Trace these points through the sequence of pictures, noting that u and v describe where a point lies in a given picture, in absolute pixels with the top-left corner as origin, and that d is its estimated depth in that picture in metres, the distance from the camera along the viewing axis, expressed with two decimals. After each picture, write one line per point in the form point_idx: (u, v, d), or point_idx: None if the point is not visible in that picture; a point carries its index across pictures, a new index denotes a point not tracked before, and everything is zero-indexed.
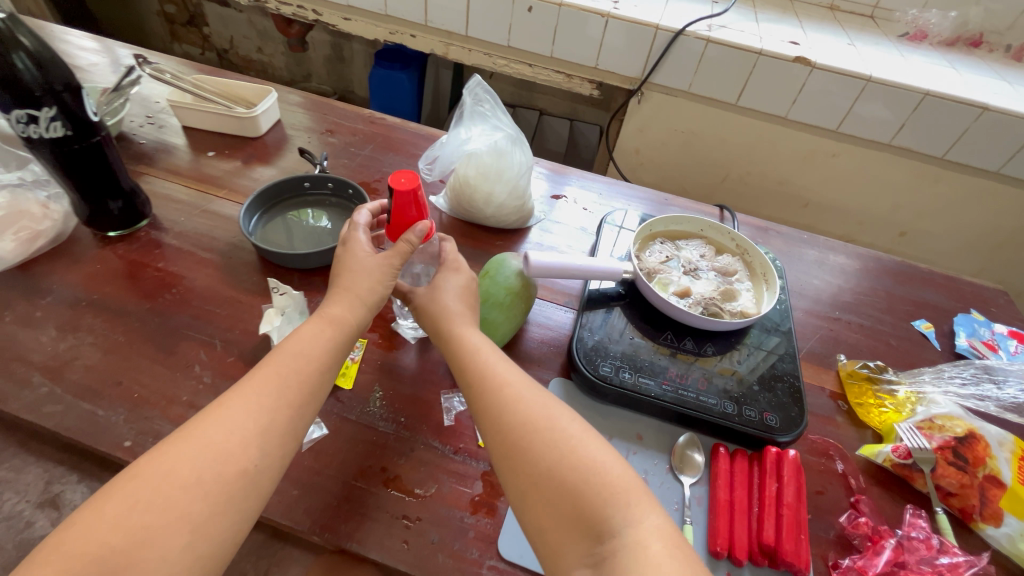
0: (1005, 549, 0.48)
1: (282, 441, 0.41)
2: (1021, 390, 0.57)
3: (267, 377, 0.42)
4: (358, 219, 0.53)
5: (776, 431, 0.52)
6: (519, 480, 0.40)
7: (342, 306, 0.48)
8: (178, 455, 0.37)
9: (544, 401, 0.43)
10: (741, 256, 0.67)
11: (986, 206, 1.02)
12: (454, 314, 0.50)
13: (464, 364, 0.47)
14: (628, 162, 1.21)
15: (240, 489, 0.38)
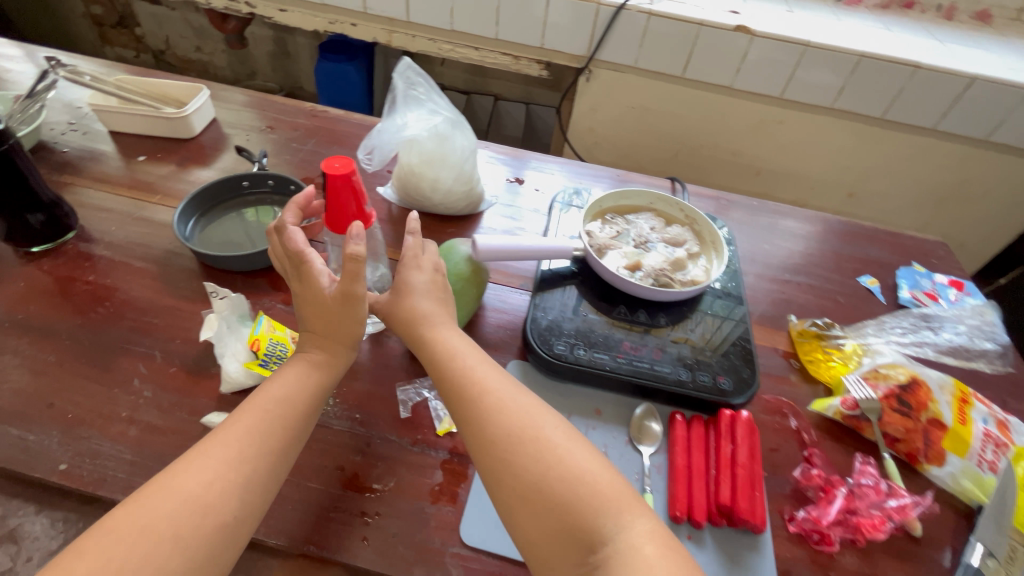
0: (949, 487, 0.51)
1: (264, 490, 0.40)
2: (955, 334, 0.63)
3: (249, 424, 0.42)
4: (297, 244, 0.47)
5: (730, 394, 0.53)
6: (505, 491, 0.40)
7: (322, 349, 0.48)
8: (156, 508, 0.36)
9: (527, 410, 0.43)
10: (691, 227, 0.67)
11: (928, 163, 1.05)
12: (425, 317, 0.49)
13: (442, 368, 0.46)
14: (583, 142, 1.20)
15: (219, 542, 0.37)
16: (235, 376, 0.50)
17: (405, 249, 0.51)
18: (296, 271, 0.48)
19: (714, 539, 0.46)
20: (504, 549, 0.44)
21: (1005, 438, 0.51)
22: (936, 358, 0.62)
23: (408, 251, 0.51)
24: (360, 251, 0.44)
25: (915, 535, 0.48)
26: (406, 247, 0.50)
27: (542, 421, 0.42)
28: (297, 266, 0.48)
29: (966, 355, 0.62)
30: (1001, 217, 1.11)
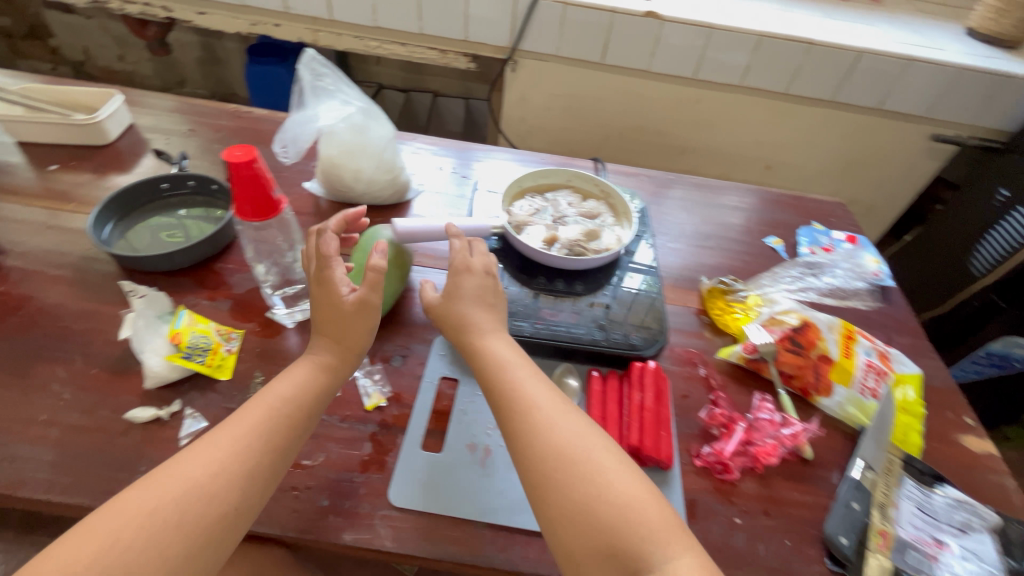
0: (837, 414, 0.57)
1: (265, 483, 0.42)
2: (832, 279, 0.71)
3: (256, 423, 0.44)
4: (327, 249, 0.52)
5: (640, 347, 0.58)
6: (548, 508, 0.40)
7: (332, 352, 0.50)
8: (163, 494, 0.38)
9: (576, 429, 0.43)
10: (606, 201, 0.72)
11: (833, 133, 1.14)
12: (475, 332, 0.51)
13: (491, 378, 0.48)
14: (516, 131, 1.24)
15: (218, 532, 0.38)
16: (158, 370, 0.51)
17: (455, 253, 0.55)
18: (317, 274, 0.52)
19: None
20: (437, 507, 0.46)
21: (885, 366, 0.60)
22: (818, 300, 0.70)
23: (456, 257, 0.54)
24: (381, 263, 0.51)
25: (807, 458, 0.53)
26: (456, 250, 0.55)
27: (590, 444, 0.42)
28: (319, 271, 0.51)
29: (843, 295, 0.71)
30: (901, 179, 1.21)
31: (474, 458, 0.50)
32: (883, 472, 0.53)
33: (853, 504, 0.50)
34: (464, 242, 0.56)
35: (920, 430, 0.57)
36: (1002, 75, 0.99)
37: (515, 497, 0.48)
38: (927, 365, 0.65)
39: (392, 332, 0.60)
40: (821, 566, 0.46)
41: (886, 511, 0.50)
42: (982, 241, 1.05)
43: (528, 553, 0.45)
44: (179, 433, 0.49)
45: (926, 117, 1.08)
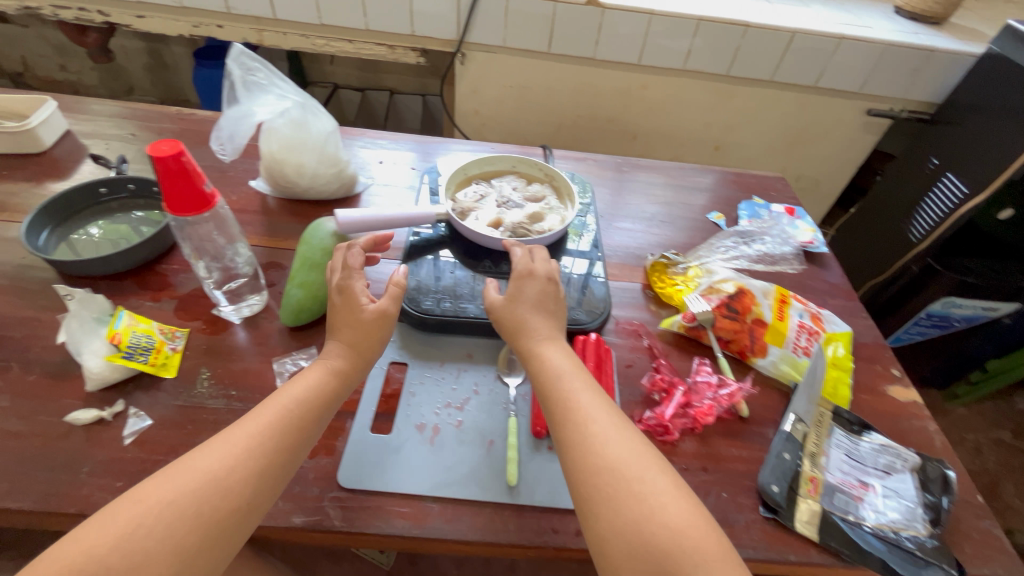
0: (772, 373, 0.60)
1: (279, 479, 0.42)
2: (762, 246, 0.75)
3: (271, 423, 0.44)
4: (351, 264, 0.54)
5: (583, 322, 0.61)
6: (598, 522, 0.40)
7: (344, 357, 0.50)
8: (181, 486, 0.39)
9: (632, 448, 0.43)
10: (551, 184, 0.74)
11: (776, 112, 1.18)
12: (531, 341, 0.51)
13: (546, 384, 0.48)
14: (470, 124, 1.25)
15: (232, 525, 0.39)
16: (98, 371, 0.50)
17: (519, 259, 0.57)
18: (339, 285, 0.53)
19: None
20: (384, 485, 0.48)
21: (817, 326, 0.63)
22: (750, 266, 0.72)
23: (522, 260, 0.56)
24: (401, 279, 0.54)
25: (743, 416, 0.56)
26: (520, 257, 0.57)
27: (645, 464, 0.42)
28: (341, 283, 0.53)
29: (772, 260, 0.74)
30: (842, 153, 1.27)
31: (423, 438, 0.51)
32: (814, 424, 0.56)
33: (784, 455, 0.53)
34: (526, 249, 0.59)
35: (849, 383, 0.60)
36: (926, 50, 1.03)
37: (465, 471, 0.49)
38: (859, 324, 0.68)
39: None
40: (756, 514, 0.49)
41: (816, 459, 0.53)
42: (920, 207, 1.08)
43: (476, 522, 0.46)
44: (123, 432, 0.49)
45: (861, 92, 1.13)
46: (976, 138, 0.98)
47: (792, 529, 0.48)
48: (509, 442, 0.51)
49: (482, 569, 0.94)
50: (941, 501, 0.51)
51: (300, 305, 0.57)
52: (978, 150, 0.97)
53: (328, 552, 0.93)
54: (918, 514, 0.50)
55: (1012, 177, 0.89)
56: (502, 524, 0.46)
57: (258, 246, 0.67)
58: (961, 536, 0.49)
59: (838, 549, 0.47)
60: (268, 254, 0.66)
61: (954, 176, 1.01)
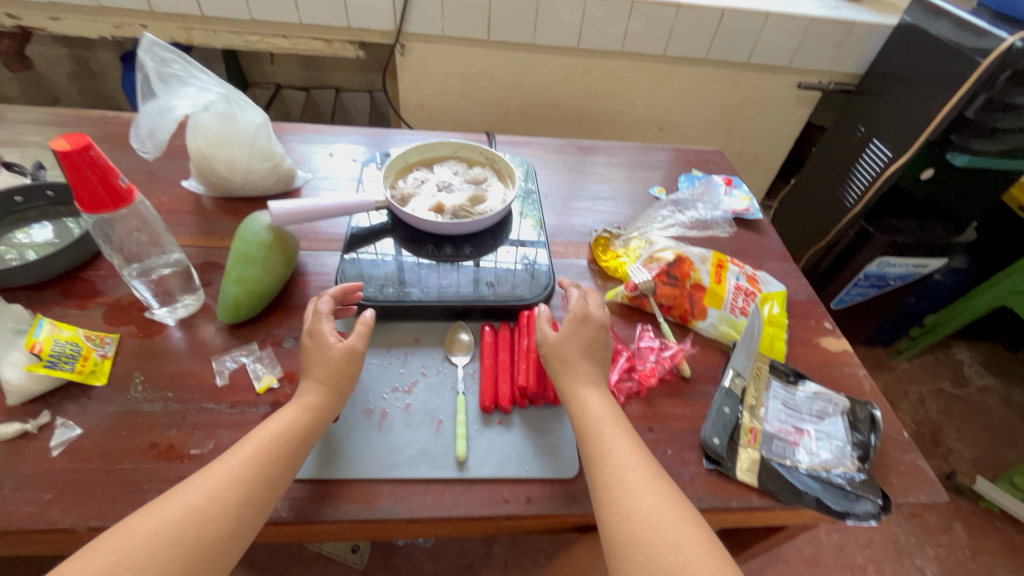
0: (712, 334, 0.63)
1: (262, 507, 0.41)
2: (696, 212, 0.77)
3: (253, 455, 0.43)
4: (321, 307, 0.52)
5: (527, 297, 0.61)
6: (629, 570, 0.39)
7: (319, 393, 0.48)
8: (165, 516, 0.38)
9: (669, 499, 0.42)
10: (492, 166, 0.74)
11: (713, 90, 1.22)
12: (569, 383, 0.50)
13: (583, 427, 0.47)
14: (417, 117, 1.25)
15: (214, 555, 0.38)
16: (18, 383, 0.48)
17: (575, 301, 0.55)
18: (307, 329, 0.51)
19: (520, 419, 0.53)
20: (331, 473, 0.47)
21: (753, 287, 0.66)
22: (685, 233, 0.75)
23: (576, 304, 0.54)
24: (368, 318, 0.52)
25: (685, 376, 0.58)
26: (577, 299, 0.55)
27: (680, 515, 0.41)
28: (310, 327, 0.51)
29: (705, 225, 0.77)
30: (779, 126, 1.32)
31: (371, 423, 0.51)
32: (752, 378, 0.58)
33: (724, 409, 0.55)
34: (582, 293, 0.57)
35: (784, 338, 0.63)
36: (847, 24, 1.08)
37: (415, 451, 0.49)
38: (794, 283, 0.71)
39: (282, 317, 0.59)
40: (700, 467, 0.51)
41: (755, 411, 0.55)
42: (852, 172, 1.14)
43: (427, 500, 0.46)
44: (50, 443, 0.47)
45: (791, 67, 1.18)
46: (897, 106, 1.04)
47: (733, 478, 0.50)
48: (457, 419, 0.52)
49: (456, 558, 0.94)
50: (870, 438, 0.54)
51: (238, 301, 0.56)
52: (898, 117, 1.03)
53: (299, 557, 0.91)
54: (847, 451, 0.53)
55: (931, 139, 0.93)
56: (453, 498, 0.47)
57: (192, 246, 0.65)
58: (889, 470, 0.53)
59: (776, 492, 0.49)
60: (203, 253, 0.65)
61: (879, 142, 1.06)
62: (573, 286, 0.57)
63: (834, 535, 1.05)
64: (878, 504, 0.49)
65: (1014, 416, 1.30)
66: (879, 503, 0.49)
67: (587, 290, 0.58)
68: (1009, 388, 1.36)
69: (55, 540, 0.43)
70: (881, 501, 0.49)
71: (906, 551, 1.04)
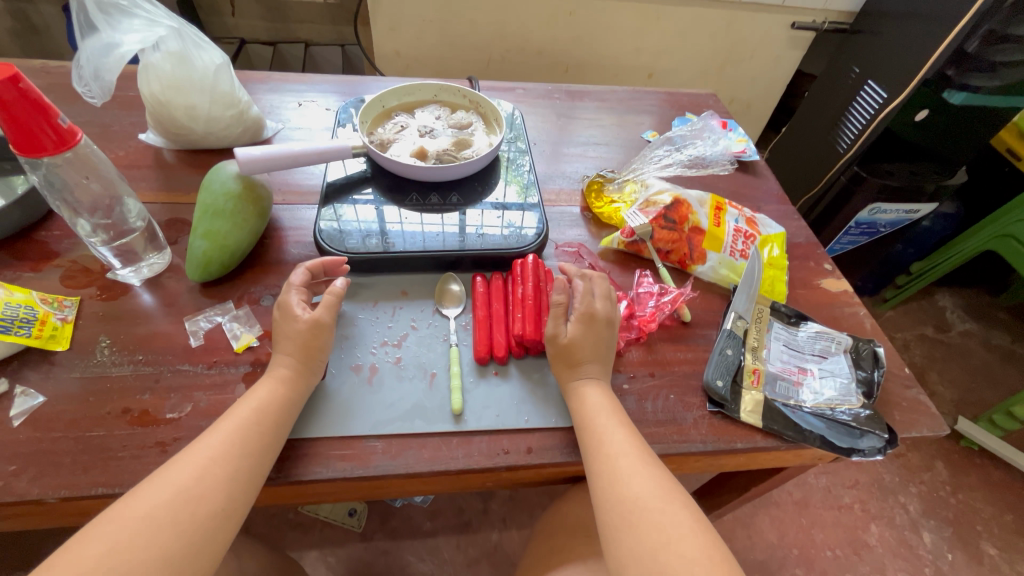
0: (712, 278, 0.61)
1: (255, 479, 0.39)
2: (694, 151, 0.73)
3: (236, 430, 0.40)
4: (292, 280, 0.49)
5: (521, 246, 0.58)
6: (619, 555, 0.39)
7: (291, 364, 0.44)
8: (154, 497, 0.36)
9: (660, 482, 0.41)
10: (476, 110, 0.70)
11: (704, 33, 1.17)
12: (570, 375, 0.47)
13: (578, 415, 0.45)
14: (394, 66, 1.18)
15: (211, 531, 0.36)
16: None
17: (582, 298, 0.50)
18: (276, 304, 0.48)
19: (517, 368, 0.51)
20: (321, 432, 0.45)
21: (753, 229, 0.63)
22: (683, 173, 0.71)
23: (582, 301, 0.49)
24: (338, 289, 0.48)
25: (686, 320, 0.56)
26: (586, 295, 0.50)
27: (668, 499, 0.40)
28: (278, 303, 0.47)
29: (704, 164, 0.73)
30: (770, 71, 1.28)
31: (360, 378, 0.48)
32: (753, 320, 0.57)
33: (727, 351, 0.53)
34: (591, 281, 0.51)
35: (785, 280, 0.61)
36: None
37: (408, 406, 0.47)
38: (793, 226, 0.69)
39: (259, 274, 0.56)
40: (703, 411, 0.50)
41: (757, 353, 0.54)
42: (846, 115, 1.10)
43: (424, 454, 0.44)
44: (10, 412, 0.43)
45: (785, 6, 1.13)
46: (893, 45, 1.00)
47: (737, 419, 0.49)
48: (452, 371, 0.49)
49: (455, 517, 0.94)
50: (873, 375, 0.53)
51: (208, 256, 0.52)
52: (896, 56, 0.99)
53: (294, 523, 0.90)
54: (852, 389, 0.52)
55: (926, 78, 0.90)
56: (451, 452, 0.45)
57: (155, 203, 0.60)
58: (892, 406, 0.52)
59: (781, 431, 0.48)
60: (166, 211, 0.60)
61: (875, 83, 1.03)
62: (578, 277, 0.52)
63: (823, 478, 1.07)
64: (883, 438, 0.48)
65: (994, 357, 1.33)
66: (885, 438, 0.48)
67: (593, 277, 0.52)
68: (989, 331, 1.38)
69: (25, 513, 0.41)
70: (887, 436, 0.48)
71: (890, 490, 1.07)
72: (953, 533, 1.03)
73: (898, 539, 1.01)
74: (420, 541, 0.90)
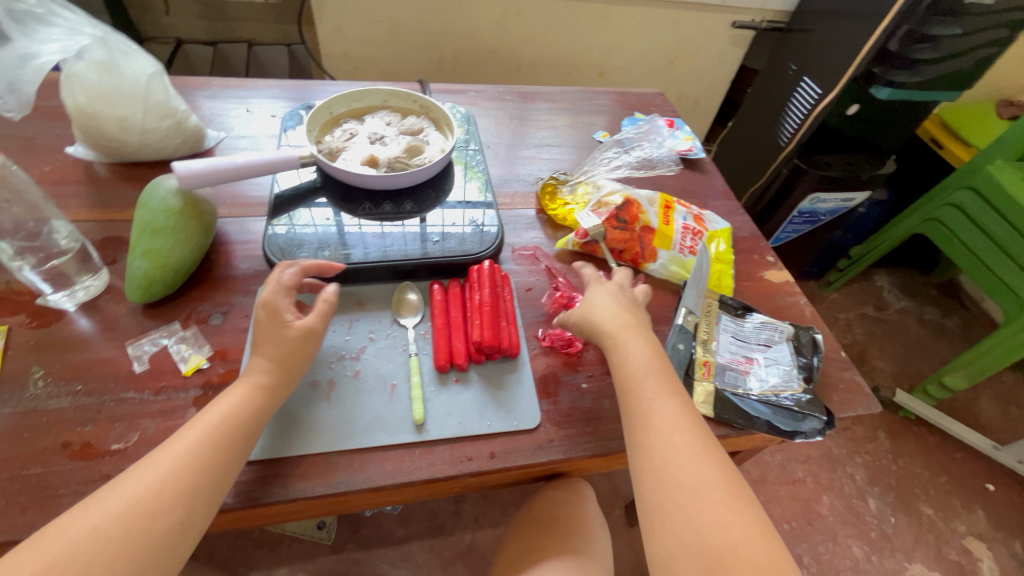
0: (663, 275, 0.63)
1: (215, 491, 0.38)
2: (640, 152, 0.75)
3: (206, 439, 0.39)
4: (285, 279, 0.47)
5: (476, 252, 0.58)
6: (670, 535, 0.38)
7: (270, 371, 0.44)
8: (109, 510, 0.34)
9: (713, 463, 0.41)
10: (427, 115, 0.69)
11: (652, 32, 1.20)
12: (618, 329, 0.49)
13: (628, 387, 0.46)
14: (342, 68, 1.15)
15: (166, 547, 0.35)
16: None
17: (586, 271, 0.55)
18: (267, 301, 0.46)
19: (478, 374, 0.51)
20: (279, 451, 0.44)
21: (700, 226, 0.66)
22: (630, 174, 0.73)
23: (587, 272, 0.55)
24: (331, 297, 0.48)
25: None
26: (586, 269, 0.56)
27: (721, 482, 0.39)
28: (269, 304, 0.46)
29: (651, 164, 0.75)
30: (714, 68, 1.33)
31: (318, 394, 0.48)
32: (703, 314, 0.59)
33: (678, 345, 0.55)
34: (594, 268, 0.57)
35: (731, 273, 0.64)
36: None
37: (368, 419, 0.47)
38: (738, 220, 0.72)
39: (206, 292, 0.54)
40: None
41: (707, 345, 0.57)
42: (786, 110, 1.15)
43: (387, 467, 0.44)
44: None
45: (725, 6, 1.17)
46: (825, 42, 1.05)
47: None
48: (412, 381, 0.49)
49: (427, 521, 0.94)
50: (813, 360, 0.57)
51: (149, 277, 0.49)
52: (828, 54, 1.04)
53: (261, 541, 0.87)
54: (794, 375, 0.55)
55: (856, 74, 0.95)
56: (414, 462, 0.45)
57: (88, 221, 0.57)
58: (830, 388, 0.56)
59: (731, 420, 0.51)
60: (99, 229, 0.56)
61: (810, 80, 1.08)
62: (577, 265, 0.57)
63: (777, 455, 1.14)
64: (823, 420, 0.51)
65: (927, 332, 1.44)
66: (824, 420, 0.51)
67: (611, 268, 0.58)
68: (922, 307, 1.49)
69: None
70: (826, 417, 0.51)
71: (839, 462, 1.15)
72: (895, 498, 1.11)
73: (847, 507, 1.08)
74: (393, 548, 0.90)
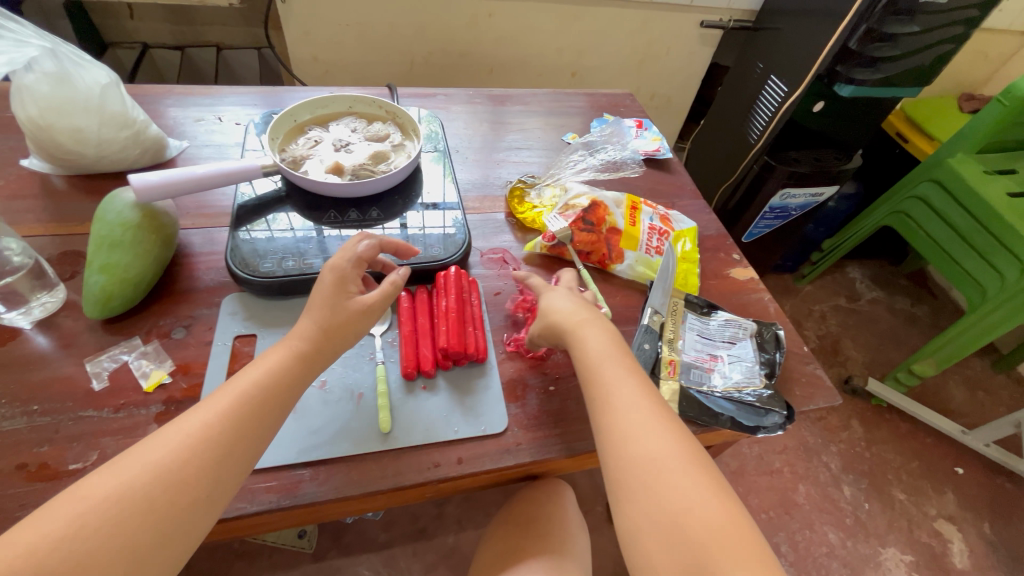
0: (631, 276, 0.64)
1: (240, 465, 0.37)
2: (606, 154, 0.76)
3: (235, 408, 0.39)
4: (359, 251, 0.49)
5: (442, 258, 0.58)
6: (633, 511, 0.39)
7: (311, 340, 0.44)
8: (134, 475, 0.34)
9: (672, 437, 0.41)
10: (394, 120, 0.69)
11: (622, 32, 1.21)
12: (570, 322, 0.50)
13: (588, 373, 0.47)
14: (312, 72, 1.14)
15: (188, 519, 0.34)
16: None
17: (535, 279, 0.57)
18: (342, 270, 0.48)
19: (444, 381, 0.51)
20: None
21: (666, 226, 0.67)
22: (596, 176, 0.74)
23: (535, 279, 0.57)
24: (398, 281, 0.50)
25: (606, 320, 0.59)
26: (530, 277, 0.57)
27: (681, 454, 0.40)
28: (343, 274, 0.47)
29: (616, 166, 0.76)
30: (685, 67, 1.35)
31: None
32: (669, 314, 0.60)
33: (644, 346, 0.56)
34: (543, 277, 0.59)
35: (697, 272, 0.65)
36: None
37: (334, 429, 0.47)
38: (705, 219, 0.74)
39: (168, 305, 0.53)
40: None
41: (673, 344, 0.58)
42: (755, 108, 1.17)
43: (353, 476, 0.44)
44: None
45: (692, 6, 1.18)
46: (790, 42, 1.07)
47: None
48: (378, 390, 0.49)
49: (409, 525, 0.94)
50: (775, 356, 0.58)
51: (107, 292, 0.49)
52: (793, 54, 1.06)
53: (240, 552, 0.87)
54: (756, 371, 0.57)
55: (820, 72, 0.96)
56: (381, 471, 0.45)
57: (43, 236, 0.56)
58: (793, 382, 0.57)
59: (695, 417, 0.52)
60: (55, 245, 0.55)
61: (777, 79, 1.10)
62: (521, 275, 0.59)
63: (755, 447, 1.16)
64: (783, 415, 0.53)
65: (898, 321, 1.47)
66: (785, 414, 0.53)
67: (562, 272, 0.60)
68: (893, 297, 1.53)
69: None
70: (786, 412, 0.53)
71: (814, 451, 1.17)
72: (869, 484, 1.14)
73: (823, 495, 1.11)
74: (375, 554, 0.90)
